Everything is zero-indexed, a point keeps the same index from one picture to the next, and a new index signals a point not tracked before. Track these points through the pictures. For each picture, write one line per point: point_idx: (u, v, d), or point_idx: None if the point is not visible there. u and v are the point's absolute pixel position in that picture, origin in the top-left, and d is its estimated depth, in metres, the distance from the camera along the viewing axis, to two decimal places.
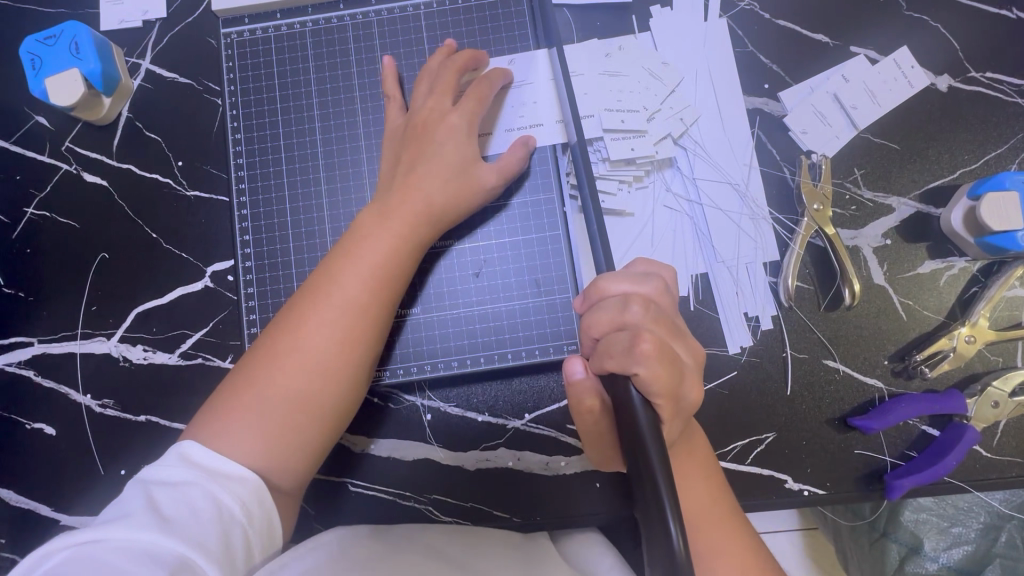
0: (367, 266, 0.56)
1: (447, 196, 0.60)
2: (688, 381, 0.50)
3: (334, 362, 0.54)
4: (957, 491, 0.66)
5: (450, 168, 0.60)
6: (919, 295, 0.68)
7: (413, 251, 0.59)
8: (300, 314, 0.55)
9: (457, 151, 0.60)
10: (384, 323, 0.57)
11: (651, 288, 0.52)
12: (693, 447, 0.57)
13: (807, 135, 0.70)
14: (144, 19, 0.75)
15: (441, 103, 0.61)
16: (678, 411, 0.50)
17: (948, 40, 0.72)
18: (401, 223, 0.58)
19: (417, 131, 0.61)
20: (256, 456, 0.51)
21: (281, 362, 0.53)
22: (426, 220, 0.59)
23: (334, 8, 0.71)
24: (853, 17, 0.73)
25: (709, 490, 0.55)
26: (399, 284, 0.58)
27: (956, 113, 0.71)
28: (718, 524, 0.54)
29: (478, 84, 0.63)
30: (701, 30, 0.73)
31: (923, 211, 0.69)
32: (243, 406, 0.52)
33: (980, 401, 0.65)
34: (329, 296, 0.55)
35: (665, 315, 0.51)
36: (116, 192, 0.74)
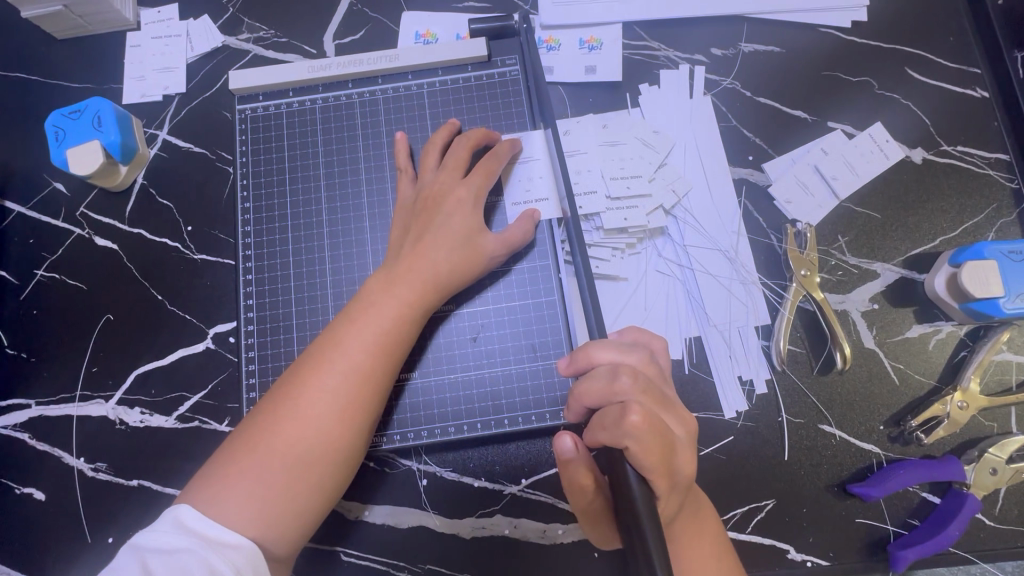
0: (371, 332, 0.57)
1: (453, 264, 0.61)
2: (681, 455, 0.51)
3: (336, 427, 0.54)
4: (964, 562, 0.65)
5: (456, 238, 0.62)
6: (909, 359, 0.70)
7: (419, 317, 0.60)
8: (303, 377, 0.55)
9: (463, 222, 0.62)
10: (383, 389, 0.57)
11: (638, 359, 0.54)
12: (699, 520, 0.56)
13: (792, 205, 0.73)
14: (164, 94, 0.80)
15: (447, 179, 0.64)
16: (673, 485, 0.50)
17: (919, 117, 0.76)
18: (407, 290, 0.59)
19: (423, 205, 0.64)
20: (250, 524, 0.51)
21: (286, 425, 0.53)
22: (431, 287, 0.60)
23: (343, 86, 0.76)
24: (829, 95, 0.78)
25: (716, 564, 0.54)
26: (401, 350, 0.59)
27: (931, 183, 0.74)
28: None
29: (485, 160, 0.66)
30: (687, 106, 0.78)
31: (907, 277, 0.72)
32: (241, 471, 0.52)
33: (979, 468, 0.64)
34: (334, 361, 0.56)
35: (652, 384, 0.52)
36: (126, 255, 0.76)
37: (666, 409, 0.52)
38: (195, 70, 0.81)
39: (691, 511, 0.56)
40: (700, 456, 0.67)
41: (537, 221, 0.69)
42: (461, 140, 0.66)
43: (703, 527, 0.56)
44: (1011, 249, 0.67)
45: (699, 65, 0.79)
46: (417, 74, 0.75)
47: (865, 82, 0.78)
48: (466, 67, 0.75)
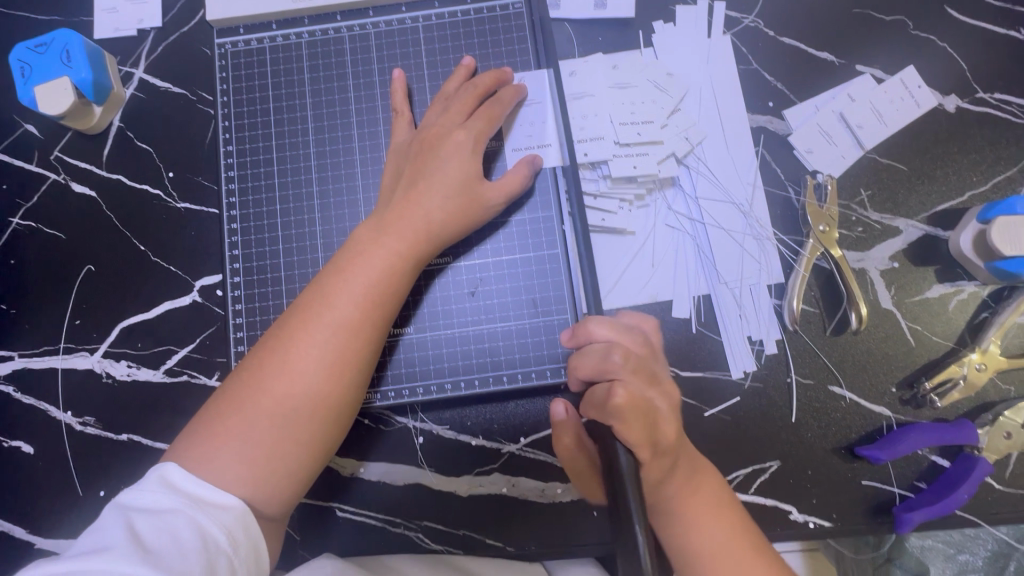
0: (360, 284, 0.54)
1: (449, 213, 0.57)
2: (666, 429, 0.50)
3: (326, 383, 0.52)
4: (970, 525, 0.63)
5: (452, 183, 0.57)
6: (927, 320, 0.66)
7: (412, 268, 0.56)
8: (291, 332, 0.52)
9: (461, 168, 0.58)
10: (374, 345, 0.54)
11: (632, 339, 0.53)
12: (700, 481, 0.55)
13: (813, 155, 0.69)
14: (139, 28, 0.74)
15: (446, 121, 0.59)
16: (659, 459, 0.50)
17: (956, 61, 0.71)
18: (398, 240, 0.55)
19: (419, 148, 0.59)
20: (239, 483, 0.49)
21: (273, 381, 0.51)
22: (424, 237, 0.56)
23: (331, 19, 0.69)
24: (859, 36, 0.72)
25: (721, 525, 0.53)
26: (394, 304, 0.55)
27: (963, 134, 0.69)
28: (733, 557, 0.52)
29: (488, 104, 0.61)
30: (704, 46, 0.72)
31: (931, 234, 0.68)
32: (227, 430, 0.50)
33: (993, 432, 0.62)
34: (322, 315, 0.53)
35: (643, 362, 0.51)
36: (105, 203, 0.72)
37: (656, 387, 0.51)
38: (170, 1, 0.75)
39: (687, 477, 0.54)
40: (705, 416, 0.65)
41: (540, 169, 0.64)
42: (467, 86, 0.62)
43: (706, 487, 0.55)
44: None
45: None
46: (412, 6, 0.69)
47: (901, 21, 0.72)
48: None
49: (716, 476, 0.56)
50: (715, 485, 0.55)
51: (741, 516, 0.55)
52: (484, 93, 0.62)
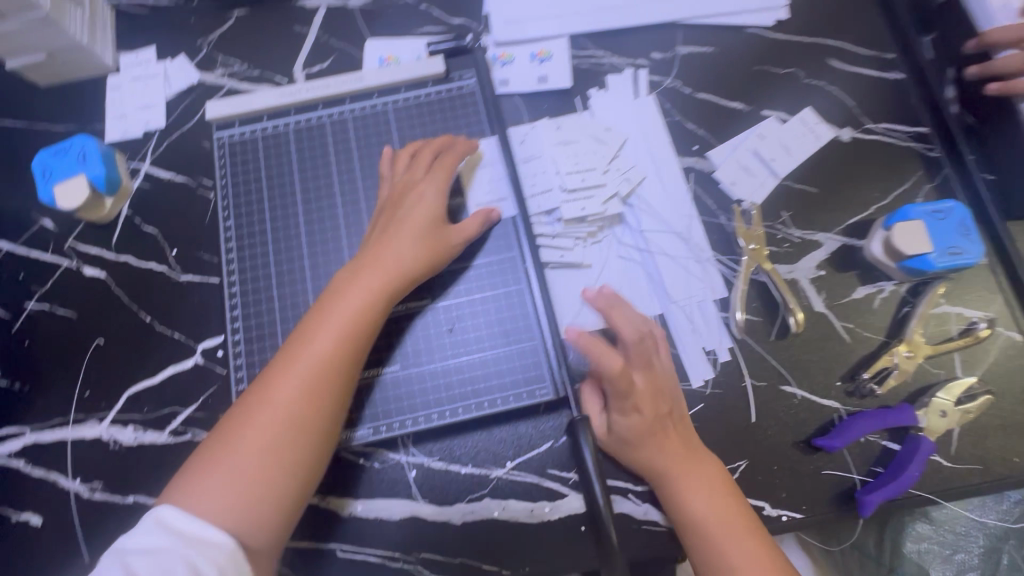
0: (336, 321, 0.61)
1: (415, 254, 0.65)
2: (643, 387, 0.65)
3: (309, 413, 0.57)
4: (927, 503, 0.69)
5: (418, 230, 0.66)
6: (858, 318, 0.75)
7: (384, 305, 0.63)
8: (276, 369, 0.59)
9: (422, 214, 0.67)
10: (351, 376, 0.61)
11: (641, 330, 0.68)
12: (701, 459, 0.65)
13: (736, 186, 0.80)
14: (145, 129, 0.86)
15: (411, 176, 0.70)
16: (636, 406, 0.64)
17: (843, 101, 0.84)
18: (369, 280, 0.63)
19: (390, 203, 0.69)
20: (224, 513, 0.53)
21: (261, 414, 0.57)
22: (393, 276, 0.64)
23: (313, 109, 0.81)
24: (761, 87, 0.85)
25: (712, 497, 0.62)
26: (365, 339, 0.62)
27: (860, 158, 0.82)
28: (730, 526, 0.61)
29: (446, 157, 0.71)
30: (634, 105, 0.84)
31: (847, 244, 0.78)
32: (217, 463, 0.55)
33: (930, 412, 0.69)
34: (303, 351, 0.59)
35: (643, 345, 0.66)
36: (114, 282, 0.79)
37: (654, 374, 0.65)
38: (174, 106, 0.87)
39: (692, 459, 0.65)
40: None
41: (499, 220, 0.73)
42: (428, 145, 0.72)
43: (706, 468, 0.64)
44: (935, 209, 0.73)
45: (642, 68, 0.87)
46: (382, 93, 0.81)
47: (793, 73, 0.86)
48: (426, 83, 0.81)
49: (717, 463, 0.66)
50: (717, 471, 0.65)
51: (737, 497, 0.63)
52: (440, 151, 0.72)
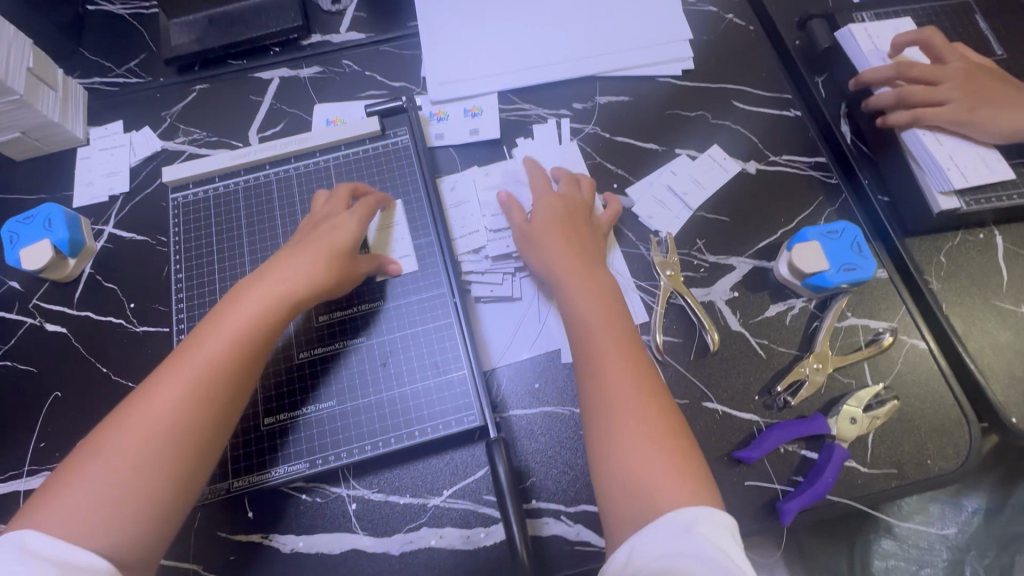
0: (226, 333, 0.63)
1: (312, 271, 0.68)
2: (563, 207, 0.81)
3: (191, 416, 0.59)
4: (846, 508, 0.72)
5: (318, 250, 0.70)
6: (772, 334, 0.80)
7: (275, 322, 0.65)
8: (158, 377, 0.60)
9: (326, 238, 0.71)
10: (239, 384, 0.63)
11: (573, 230, 0.79)
12: (629, 355, 0.66)
13: (653, 219, 0.87)
14: (110, 195, 0.93)
15: (329, 209, 0.75)
16: (554, 222, 0.79)
17: (748, 137, 0.93)
18: (262, 295, 0.65)
19: (300, 233, 0.74)
20: (84, 527, 0.52)
21: (141, 418, 0.58)
22: (288, 293, 0.66)
23: (262, 168, 0.88)
24: (673, 129, 0.94)
25: (635, 389, 0.63)
26: (256, 350, 0.64)
27: (765, 188, 0.89)
28: (641, 413, 0.61)
29: (366, 197, 0.77)
30: (557, 150, 0.93)
31: (758, 266, 0.84)
32: (82, 471, 0.55)
33: (841, 419, 0.73)
34: (190, 360, 0.61)
35: (569, 223, 0.79)
36: (74, 337, 0.84)
37: (590, 257, 0.77)
38: (137, 172, 0.95)
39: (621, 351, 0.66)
40: None
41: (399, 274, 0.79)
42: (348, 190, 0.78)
43: (631, 361, 0.66)
44: (829, 230, 0.80)
45: (564, 118, 0.95)
46: (325, 151, 0.89)
47: (701, 115, 0.95)
48: (364, 140, 0.89)
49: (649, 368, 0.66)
50: (644, 369, 0.65)
51: (657, 394, 0.63)
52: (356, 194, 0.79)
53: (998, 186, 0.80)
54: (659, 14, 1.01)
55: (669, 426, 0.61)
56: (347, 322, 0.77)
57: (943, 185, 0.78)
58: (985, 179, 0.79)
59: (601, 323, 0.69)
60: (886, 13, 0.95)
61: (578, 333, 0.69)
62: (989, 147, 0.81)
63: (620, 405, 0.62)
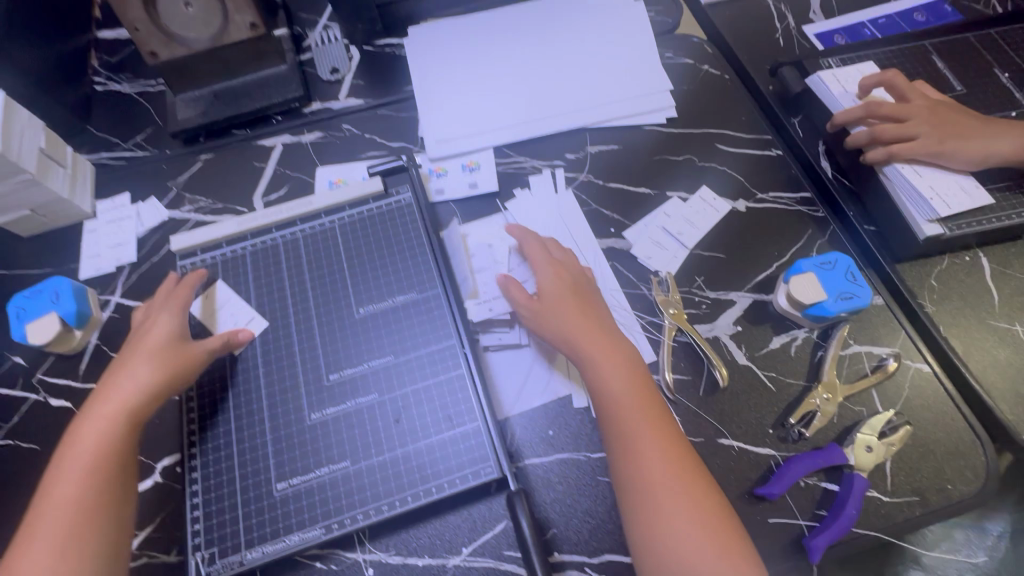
0: (74, 453, 0.69)
1: (134, 383, 0.72)
2: (567, 277, 0.82)
3: (93, 500, 0.67)
4: (872, 541, 0.70)
5: (147, 348, 0.75)
6: (779, 366, 0.81)
7: (112, 432, 0.70)
8: (45, 492, 0.67)
9: (145, 346, 0.75)
10: (112, 490, 0.68)
11: (588, 302, 0.80)
12: (668, 436, 0.70)
13: (651, 260, 0.89)
14: (117, 265, 0.94)
15: (150, 314, 0.80)
16: (560, 291, 0.80)
17: (735, 178, 0.97)
18: (103, 410, 0.71)
19: (132, 338, 0.78)
20: None
21: (53, 511, 0.66)
22: (119, 406, 0.71)
23: (269, 232, 0.90)
24: (663, 173, 0.98)
25: (673, 472, 0.67)
26: (105, 461, 0.69)
27: (756, 224, 0.92)
28: (683, 499, 0.66)
29: (180, 290, 0.81)
30: (554, 199, 0.96)
31: (758, 299, 0.86)
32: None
33: (856, 448, 0.73)
34: (62, 475, 0.68)
35: (577, 291, 0.81)
36: (78, 410, 0.83)
37: (606, 327, 0.78)
38: (144, 241, 0.97)
39: (659, 433, 0.70)
40: None
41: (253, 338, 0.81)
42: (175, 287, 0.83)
43: (665, 442, 0.69)
44: (824, 261, 0.82)
45: (558, 168, 1.00)
46: (329, 211, 0.91)
47: (688, 159, 0.99)
48: (367, 200, 0.92)
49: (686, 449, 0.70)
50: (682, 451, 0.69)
51: (694, 476, 0.68)
52: (173, 288, 0.83)
53: (978, 211, 0.84)
54: (640, 70, 1.08)
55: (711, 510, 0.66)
56: (359, 380, 0.77)
57: (929, 215, 0.82)
58: (965, 205, 0.83)
59: (626, 397, 0.72)
60: (852, 58, 1.02)
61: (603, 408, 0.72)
62: (963, 175, 0.86)
63: (658, 491, 0.66)
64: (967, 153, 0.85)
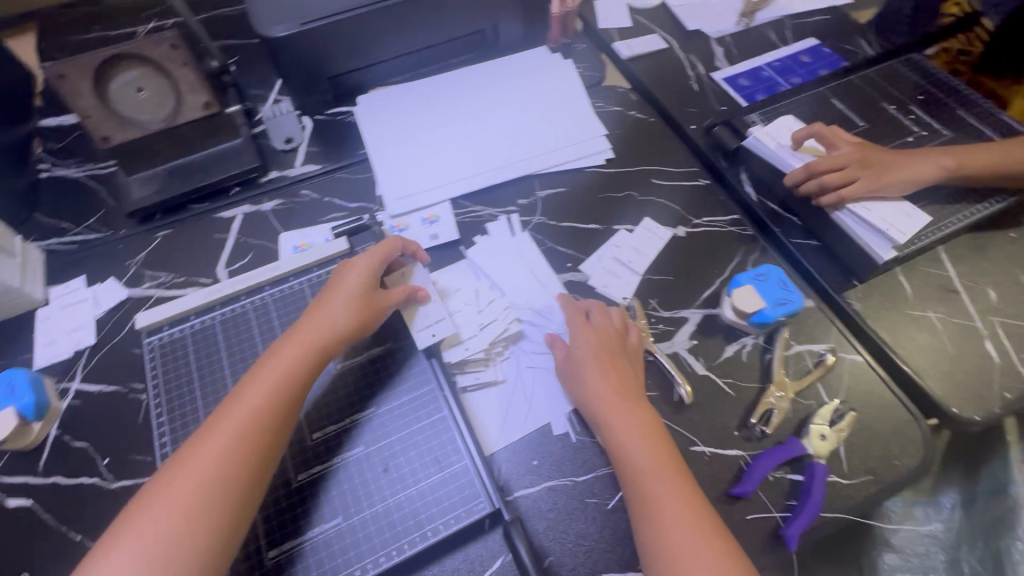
0: (230, 426, 0.70)
1: (296, 355, 0.76)
2: (610, 345, 0.85)
3: (233, 477, 0.67)
4: (840, 523, 0.76)
5: (353, 291, 0.82)
6: (735, 372, 0.88)
7: (281, 402, 0.73)
8: (164, 482, 0.67)
9: (328, 315, 0.80)
10: (258, 468, 0.69)
11: (627, 371, 0.84)
12: (689, 501, 0.72)
13: (610, 288, 0.97)
14: (75, 349, 0.92)
15: (343, 274, 0.85)
16: (604, 358, 0.83)
17: (672, 207, 1.07)
18: (275, 378, 0.74)
19: (326, 290, 0.84)
20: None
21: (201, 450, 0.69)
22: (298, 374, 0.75)
23: (237, 299, 0.92)
24: (608, 209, 1.07)
25: (692, 533, 0.69)
26: (268, 431, 0.71)
27: (696, 246, 1.02)
28: (701, 559, 0.68)
29: (377, 249, 0.87)
30: (513, 242, 1.03)
31: (708, 313, 0.94)
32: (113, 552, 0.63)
33: (812, 438, 0.80)
34: (207, 446, 0.69)
35: (617, 359, 0.84)
36: (41, 507, 0.79)
37: (635, 399, 0.81)
38: (103, 323, 0.95)
39: (683, 502, 0.72)
40: (610, 509, 0.77)
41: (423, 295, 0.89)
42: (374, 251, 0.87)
43: (689, 510, 0.71)
44: (758, 274, 0.92)
45: (513, 213, 1.07)
46: (297, 273, 0.94)
47: (629, 195, 1.09)
48: (334, 259, 0.95)
49: (705, 510, 0.72)
50: (702, 514, 0.71)
51: (711, 533, 0.70)
52: (376, 254, 0.87)
53: (921, 231, 0.95)
54: (576, 120, 1.19)
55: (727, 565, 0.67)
56: (343, 434, 0.78)
57: (885, 250, 0.93)
58: (911, 230, 0.94)
59: (646, 452, 0.76)
60: (770, 112, 1.15)
61: (622, 464, 0.76)
62: (901, 201, 0.97)
63: (678, 557, 0.68)
64: (887, 180, 0.95)
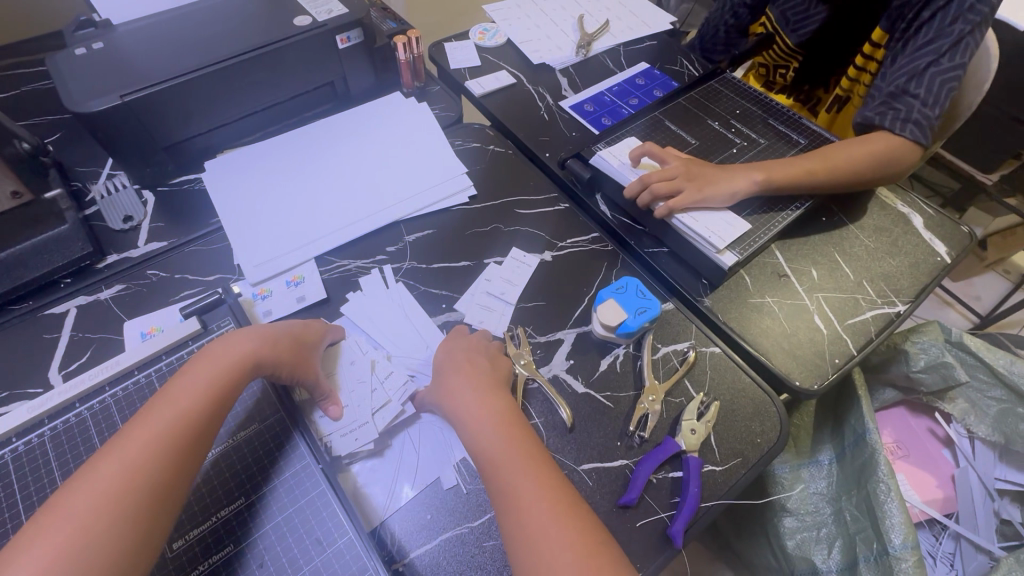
0: (185, 398, 0.71)
1: (258, 342, 0.80)
2: (479, 357, 0.88)
3: (185, 440, 0.67)
4: (720, 510, 0.82)
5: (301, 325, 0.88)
6: (611, 384, 0.92)
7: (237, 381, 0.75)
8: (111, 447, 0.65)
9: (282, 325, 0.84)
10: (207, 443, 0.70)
11: (495, 376, 0.86)
12: (557, 491, 0.71)
13: (485, 323, 0.98)
14: None
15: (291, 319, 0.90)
16: (472, 366, 0.86)
17: (536, 234, 1.12)
18: (226, 366, 0.75)
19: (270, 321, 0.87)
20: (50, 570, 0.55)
21: (150, 422, 0.67)
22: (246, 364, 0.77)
23: (71, 408, 0.81)
24: (477, 244, 1.10)
25: (553, 515, 0.68)
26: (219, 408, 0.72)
27: (562, 268, 1.07)
28: (563, 536, 0.66)
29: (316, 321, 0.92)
30: (385, 291, 1.02)
31: (580, 330, 0.98)
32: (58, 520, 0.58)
33: (684, 434, 0.85)
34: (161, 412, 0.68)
35: (487, 368, 0.86)
36: None
37: (501, 398, 0.82)
38: None
39: (547, 490, 0.70)
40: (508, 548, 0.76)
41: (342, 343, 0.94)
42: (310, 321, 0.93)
43: (562, 498, 0.70)
44: (618, 287, 0.98)
45: (383, 262, 1.06)
46: (143, 366, 0.86)
47: (495, 228, 1.12)
48: (187, 342, 0.89)
49: (576, 501, 0.71)
50: (572, 506, 0.70)
51: (584, 520, 0.69)
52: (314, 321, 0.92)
53: (745, 235, 1.04)
54: (437, 161, 1.21)
55: (595, 544, 0.66)
56: (207, 537, 0.70)
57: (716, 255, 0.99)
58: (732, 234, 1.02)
59: (499, 440, 0.76)
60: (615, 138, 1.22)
61: (483, 458, 0.75)
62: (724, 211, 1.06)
63: (534, 538, 0.66)
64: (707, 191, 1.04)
